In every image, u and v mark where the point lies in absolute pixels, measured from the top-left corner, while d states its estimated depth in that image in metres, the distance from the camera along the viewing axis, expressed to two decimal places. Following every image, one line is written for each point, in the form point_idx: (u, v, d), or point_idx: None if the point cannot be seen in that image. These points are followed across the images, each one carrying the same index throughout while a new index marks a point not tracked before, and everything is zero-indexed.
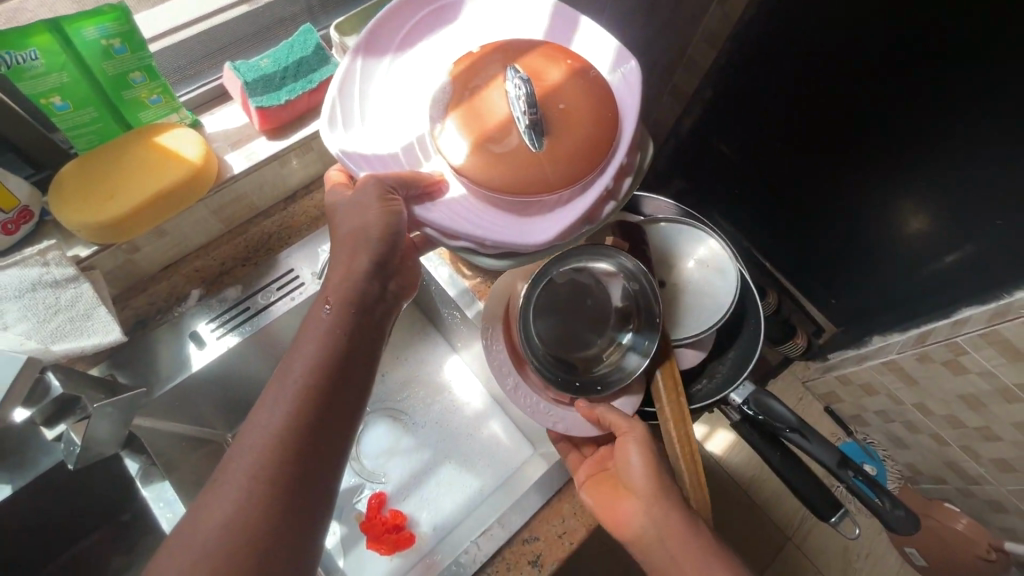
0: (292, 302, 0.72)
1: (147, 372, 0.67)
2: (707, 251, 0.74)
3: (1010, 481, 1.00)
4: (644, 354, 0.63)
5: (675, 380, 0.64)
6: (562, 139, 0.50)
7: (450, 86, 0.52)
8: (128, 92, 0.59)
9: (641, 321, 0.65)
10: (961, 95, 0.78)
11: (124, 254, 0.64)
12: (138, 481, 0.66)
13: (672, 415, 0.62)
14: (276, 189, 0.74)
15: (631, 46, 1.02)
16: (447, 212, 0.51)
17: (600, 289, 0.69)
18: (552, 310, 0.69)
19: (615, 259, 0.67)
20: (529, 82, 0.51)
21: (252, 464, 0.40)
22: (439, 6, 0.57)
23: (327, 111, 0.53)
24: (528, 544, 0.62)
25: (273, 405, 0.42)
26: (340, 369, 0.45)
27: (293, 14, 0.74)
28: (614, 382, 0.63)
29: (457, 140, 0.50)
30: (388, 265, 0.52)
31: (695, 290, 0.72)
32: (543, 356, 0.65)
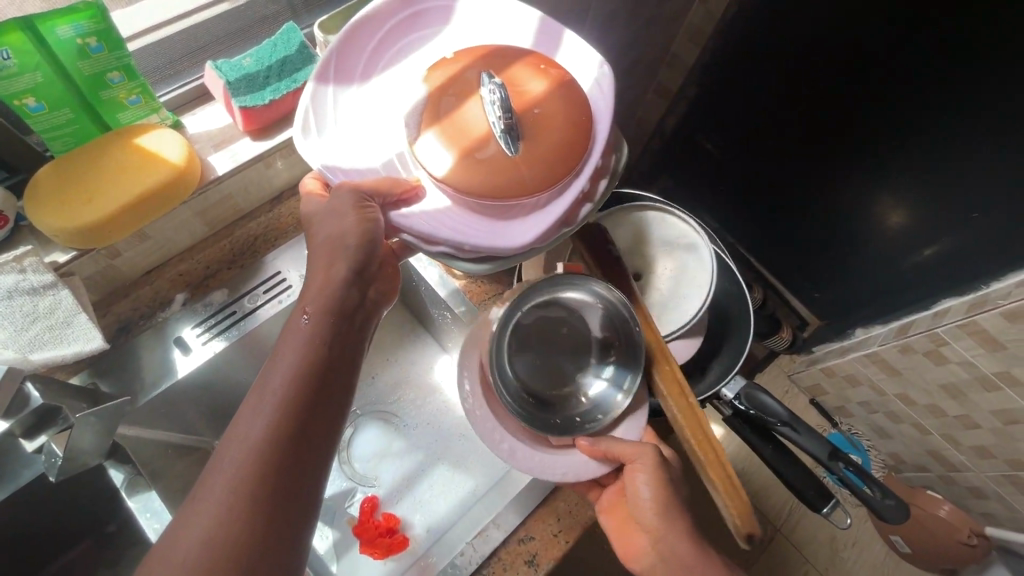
0: (279, 305, 0.71)
1: (132, 379, 0.65)
2: (674, 234, 0.75)
3: (987, 466, 1.02)
4: (626, 390, 0.63)
5: (681, 382, 0.62)
6: (538, 144, 0.49)
7: (428, 93, 0.51)
8: (106, 92, 0.57)
9: (621, 354, 0.64)
10: (939, 89, 0.79)
11: (105, 259, 0.62)
12: (124, 493, 0.65)
13: (690, 424, 0.61)
14: (261, 191, 0.73)
15: (616, 44, 1.03)
16: (425, 219, 0.51)
17: (574, 320, 0.68)
18: (529, 342, 0.68)
19: (591, 289, 0.65)
20: (504, 87, 0.50)
21: (236, 476, 0.39)
22: (414, 10, 0.56)
23: (299, 119, 0.52)
24: (524, 544, 0.62)
25: (253, 417, 0.41)
26: (326, 372, 0.45)
27: (275, 12, 0.73)
28: (599, 418, 0.62)
29: (433, 148, 0.49)
30: (369, 269, 0.52)
31: (680, 274, 0.73)
32: (524, 398, 0.64)
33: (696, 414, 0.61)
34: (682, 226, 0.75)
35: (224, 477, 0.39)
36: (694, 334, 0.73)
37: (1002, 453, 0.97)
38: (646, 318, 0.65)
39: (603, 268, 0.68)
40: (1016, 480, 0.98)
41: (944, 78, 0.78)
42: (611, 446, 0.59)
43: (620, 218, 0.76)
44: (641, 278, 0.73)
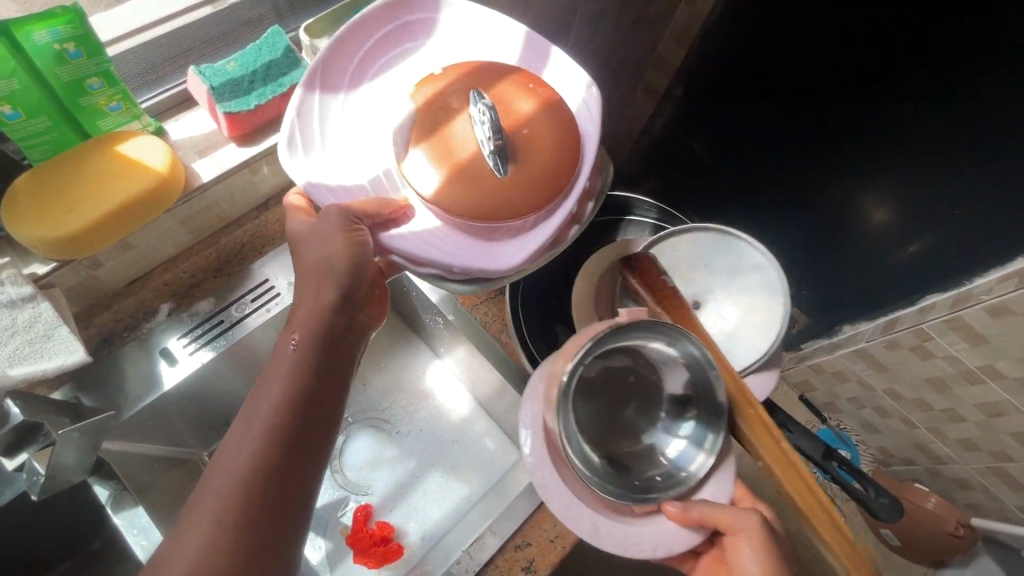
0: (268, 313, 0.70)
1: (115, 393, 0.63)
2: (734, 259, 0.76)
3: (973, 459, 1.03)
4: (709, 450, 0.53)
5: (769, 428, 0.55)
6: (528, 165, 0.50)
7: (415, 110, 0.51)
8: (85, 98, 0.56)
9: (701, 409, 0.55)
10: (919, 88, 0.81)
11: (86, 270, 0.60)
12: (109, 509, 0.62)
13: (785, 474, 0.54)
14: (247, 198, 0.71)
15: (603, 45, 1.03)
16: (413, 240, 0.50)
17: (644, 367, 0.59)
18: (591, 393, 0.59)
19: (668, 337, 0.54)
20: (494, 108, 0.50)
21: (219, 505, 0.40)
22: (401, 24, 0.56)
23: (284, 133, 0.51)
24: (521, 550, 0.62)
25: (237, 447, 0.42)
26: (313, 394, 0.45)
27: (260, 16, 0.71)
28: (682, 481, 0.53)
29: (422, 168, 0.49)
30: (357, 291, 0.50)
31: (745, 299, 0.75)
32: (599, 464, 0.54)
33: (790, 459, 0.54)
34: (744, 249, 0.76)
35: (211, 499, 0.40)
36: (773, 361, 0.74)
37: (986, 445, 0.98)
38: (722, 363, 0.58)
39: (668, 310, 0.62)
40: (1000, 471, 0.99)
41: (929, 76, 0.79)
42: (705, 512, 0.51)
43: (676, 244, 0.77)
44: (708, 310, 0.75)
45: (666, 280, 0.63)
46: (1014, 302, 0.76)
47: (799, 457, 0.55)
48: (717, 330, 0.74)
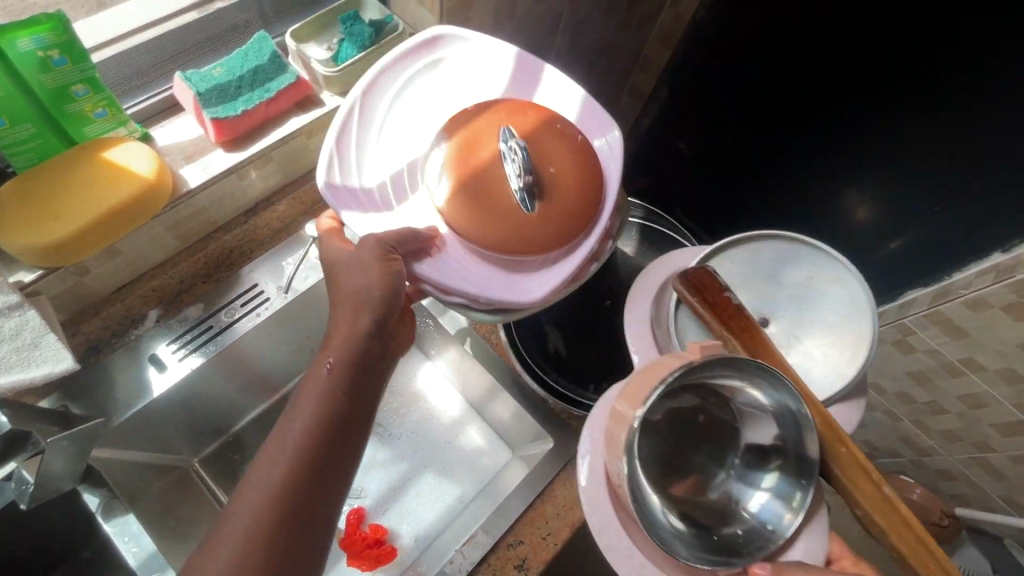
0: (257, 318, 0.70)
1: (104, 401, 0.64)
2: (807, 268, 0.58)
3: (957, 451, 1.05)
4: (796, 508, 0.46)
5: (869, 473, 0.48)
6: (555, 203, 0.53)
7: (450, 145, 0.54)
8: (70, 105, 0.56)
9: (788, 459, 0.47)
10: (894, 90, 0.83)
11: (73, 277, 0.60)
12: (99, 517, 0.61)
13: (895, 528, 0.48)
14: (236, 203, 0.70)
15: (589, 47, 1.04)
16: (443, 270, 0.52)
17: (716, 407, 0.49)
18: (654, 438, 0.48)
19: (751, 377, 0.46)
20: (525, 147, 0.53)
21: (248, 525, 0.41)
22: (433, 59, 0.60)
23: (324, 162, 0.54)
24: (514, 548, 0.62)
25: (270, 467, 0.43)
26: (343, 415, 0.47)
27: (246, 21, 0.71)
28: (767, 541, 0.46)
29: (455, 202, 0.53)
30: (390, 320, 0.53)
31: (827, 322, 0.57)
32: (674, 522, 0.46)
33: (895, 507, 0.48)
34: (820, 255, 0.58)
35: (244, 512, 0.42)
36: (859, 395, 0.56)
37: (969, 437, 0.99)
38: (809, 397, 0.49)
39: (736, 333, 0.52)
40: (984, 462, 1.00)
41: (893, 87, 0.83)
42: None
43: (733, 249, 0.59)
44: (774, 331, 0.58)
45: (729, 297, 0.52)
46: (992, 296, 0.78)
47: (904, 507, 0.48)
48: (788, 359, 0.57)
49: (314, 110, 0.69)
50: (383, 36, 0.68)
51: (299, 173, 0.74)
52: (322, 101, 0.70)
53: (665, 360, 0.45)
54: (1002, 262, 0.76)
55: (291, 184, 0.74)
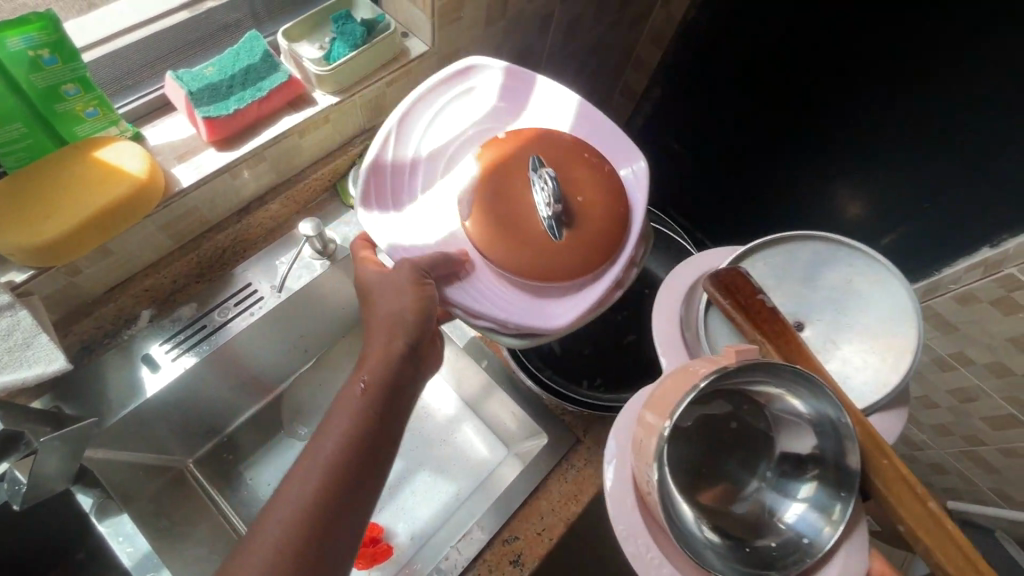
0: (251, 317, 0.70)
1: (97, 401, 0.63)
2: (846, 270, 0.56)
3: (948, 445, 1.05)
4: (836, 520, 0.44)
5: (910, 484, 0.45)
6: (581, 231, 0.56)
7: (481, 172, 0.57)
8: (61, 105, 0.55)
9: (827, 469, 0.46)
10: (882, 86, 0.84)
11: (64, 277, 0.60)
12: (93, 518, 0.61)
13: (944, 549, 0.43)
14: (228, 202, 0.70)
15: (581, 46, 1.05)
16: (474, 296, 0.55)
17: (749, 413, 0.48)
18: (685, 444, 0.48)
19: (791, 384, 0.45)
20: (555, 177, 0.56)
21: (278, 538, 0.43)
22: (467, 86, 0.64)
23: (361, 184, 0.58)
24: (509, 544, 0.63)
25: (303, 482, 0.45)
26: (376, 439, 0.48)
27: (237, 20, 0.72)
28: (805, 554, 0.44)
29: (484, 228, 0.55)
30: (423, 343, 0.54)
31: (868, 327, 0.54)
32: (708, 535, 0.45)
33: (941, 523, 0.44)
34: (858, 256, 0.55)
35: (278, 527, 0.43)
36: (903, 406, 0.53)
37: (960, 430, 1.00)
38: (848, 403, 0.47)
39: (768, 337, 0.49)
40: (975, 456, 1.01)
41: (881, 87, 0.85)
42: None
43: (765, 250, 0.57)
44: (810, 335, 0.56)
45: (762, 299, 0.50)
46: (982, 291, 0.80)
47: (950, 523, 0.44)
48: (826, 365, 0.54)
49: (306, 109, 0.69)
50: (374, 35, 0.68)
51: (291, 171, 0.74)
52: (315, 100, 0.69)
53: (698, 364, 0.44)
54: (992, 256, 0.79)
55: (284, 184, 0.74)
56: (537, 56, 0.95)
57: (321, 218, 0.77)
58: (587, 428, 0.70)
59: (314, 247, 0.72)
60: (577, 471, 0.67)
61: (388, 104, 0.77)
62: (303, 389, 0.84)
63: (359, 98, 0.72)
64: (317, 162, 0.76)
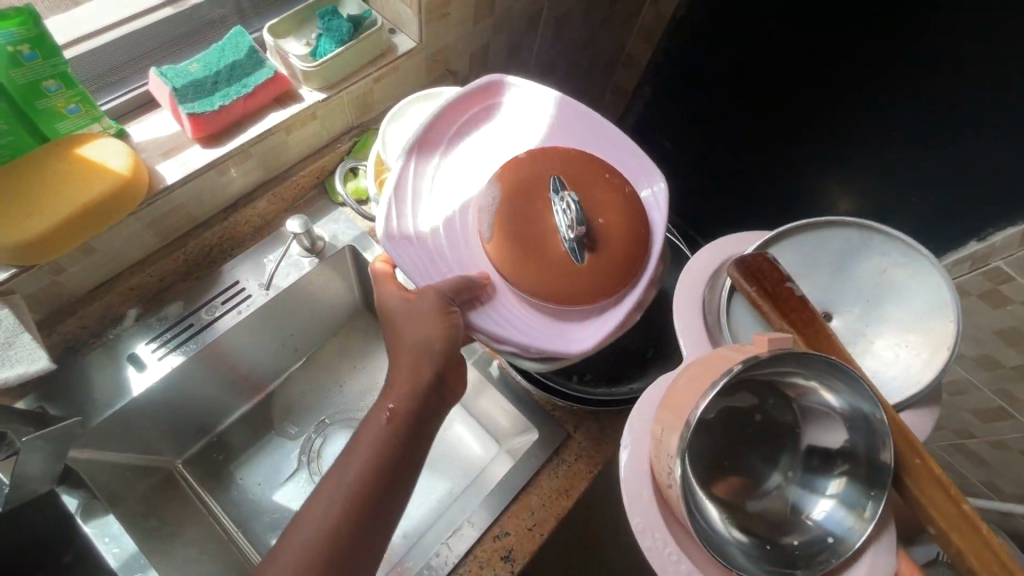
0: (239, 315, 0.70)
1: (83, 401, 0.63)
2: (881, 260, 0.55)
3: (937, 438, 1.04)
4: (866, 518, 0.44)
5: (941, 482, 0.44)
6: (602, 254, 0.55)
7: (501, 195, 0.56)
8: (42, 101, 0.55)
9: (858, 465, 0.46)
10: (866, 81, 0.85)
11: (48, 276, 0.59)
12: (78, 519, 0.60)
13: (973, 550, 0.43)
14: (216, 199, 0.69)
15: (570, 43, 1.05)
16: (497, 321, 0.55)
17: (775, 406, 0.48)
18: (707, 435, 0.47)
19: (823, 377, 0.45)
20: (578, 201, 0.55)
21: (295, 559, 0.45)
22: (484, 108, 0.64)
23: (382, 209, 0.57)
24: (500, 540, 0.62)
25: (324, 505, 0.47)
26: (392, 467, 0.49)
27: (222, 16, 0.71)
28: (831, 553, 0.44)
29: (505, 252, 0.55)
30: (449, 374, 0.54)
31: (901, 318, 0.53)
32: (733, 533, 0.45)
33: (971, 524, 0.44)
34: (896, 246, 0.54)
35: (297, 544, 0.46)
36: (932, 403, 0.52)
37: (950, 424, 0.99)
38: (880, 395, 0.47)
39: (797, 327, 0.49)
40: (965, 449, 1.00)
41: (868, 82, 0.85)
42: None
43: (796, 237, 0.56)
44: (838, 326, 0.55)
45: (790, 287, 0.50)
46: (970, 285, 0.81)
47: (982, 525, 0.44)
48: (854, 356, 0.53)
49: (292, 105, 0.68)
50: (361, 31, 0.68)
51: (278, 168, 0.73)
52: (301, 96, 0.69)
53: (724, 354, 0.44)
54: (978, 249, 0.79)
55: (272, 181, 0.74)
56: (526, 53, 0.95)
57: (309, 216, 0.77)
58: (577, 423, 0.70)
59: (302, 244, 0.72)
60: (568, 466, 0.67)
61: (376, 101, 0.76)
62: (293, 388, 0.84)
63: (346, 95, 0.71)
64: (304, 159, 0.75)
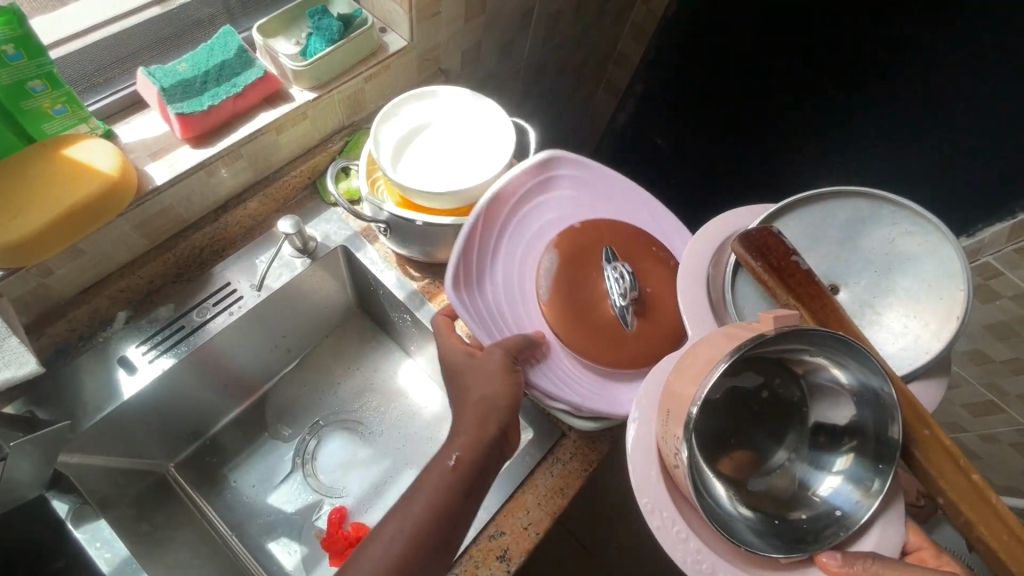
0: (229, 317, 0.70)
1: (73, 406, 0.62)
2: (888, 231, 0.55)
3: None
4: (873, 492, 0.45)
5: (950, 454, 0.45)
6: (652, 322, 0.59)
7: (558, 261, 0.60)
8: (28, 102, 0.54)
9: (866, 441, 0.47)
10: (855, 76, 0.86)
11: (35, 278, 0.59)
12: (69, 523, 0.58)
13: (982, 519, 0.44)
14: (206, 201, 0.69)
15: (563, 40, 1.05)
16: (554, 379, 0.58)
17: (782, 384, 0.49)
18: (714, 415, 0.48)
19: (831, 353, 0.46)
20: (630, 271, 0.59)
21: None
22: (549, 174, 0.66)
23: (452, 269, 0.59)
24: (495, 539, 0.62)
25: (389, 538, 0.51)
26: (451, 509, 0.52)
27: (210, 16, 0.71)
28: (839, 527, 0.46)
29: (564, 317, 0.59)
30: (512, 426, 0.56)
31: (912, 289, 0.53)
32: (741, 509, 0.46)
33: (981, 494, 0.44)
34: (903, 216, 0.54)
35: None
36: (943, 374, 0.51)
37: (942, 419, 1.00)
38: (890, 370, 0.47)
39: (804, 301, 0.49)
40: (957, 442, 1.01)
41: (859, 79, 0.85)
42: (872, 572, 0.43)
43: (801, 210, 0.56)
44: (845, 298, 0.54)
45: (796, 261, 0.50)
46: None
47: (992, 494, 0.45)
48: (862, 328, 0.53)
49: (282, 105, 0.68)
50: (351, 30, 0.68)
51: (267, 168, 0.73)
52: (292, 96, 0.69)
53: (731, 335, 0.44)
54: (965, 247, 0.80)
55: (261, 182, 0.73)
56: (517, 52, 0.95)
57: (301, 216, 0.76)
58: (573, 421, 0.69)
59: (293, 245, 0.72)
60: (563, 465, 0.67)
61: (367, 100, 0.76)
62: (287, 389, 0.83)
63: (337, 94, 0.71)
64: (297, 159, 0.75)
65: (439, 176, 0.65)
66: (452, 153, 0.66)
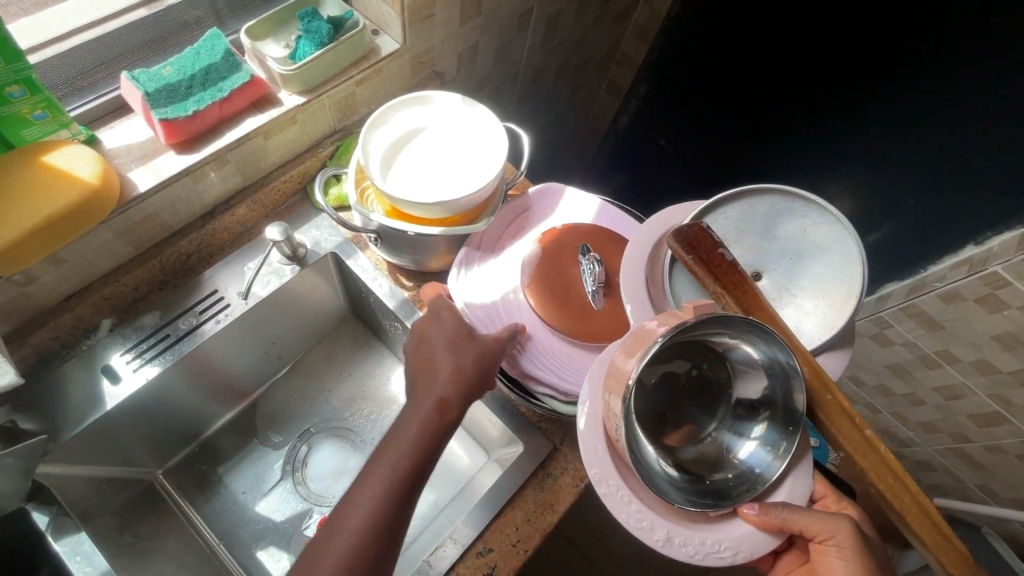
0: (217, 325, 0.69)
1: (56, 416, 0.61)
2: (800, 223, 0.57)
3: (936, 440, 1.01)
4: (782, 453, 0.47)
5: (849, 415, 0.47)
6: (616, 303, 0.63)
7: (538, 253, 0.65)
8: (5, 107, 0.53)
9: (776, 410, 0.47)
10: (858, 80, 0.83)
11: (16, 287, 0.58)
12: (49, 537, 0.58)
13: (873, 467, 0.47)
14: (191, 207, 0.67)
15: (563, 41, 1.02)
16: (532, 353, 0.62)
17: (709, 366, 0.50)
18: (647, 395, 0.50)
19: (745, 335, 0.46)
20: (599, 262, 0.64)
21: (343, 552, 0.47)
22: (545, 192, 0.72)
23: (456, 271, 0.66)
24: (482, 557, 0.61)
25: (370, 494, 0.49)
26: (414, 480, 0.51)
27: (197, 18, 0.70)
28: (755, 483, 0.47)
29: (542, 297, 0.63)
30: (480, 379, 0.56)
31: (820, 276, 0.56)
32: (667, 470, 0.47)
33: (873, 446, 0.47)
34: (813, 210, 0.57)
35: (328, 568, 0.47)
36: (845, 345, 0.55)
37: (947, 429, 0.98)
38: (795, 344, 0.48)
39: (729, 290, 0.50)
40: (961, 452, 0.99)
41: (863, 83, 0.83)
42: (783, 517, 0.46)
43: (727, 206, 0.58)
44: (766, 285, 0.57)
45: (722, 253, 0.51)
46: (966, 289, 0.77)
47: (880, 443, 0.47)
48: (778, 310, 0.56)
49: (270, 109, 0.66)
50: (342, 32, 0.66)
51: (257, 174, 0.72)
52: (280, 100, 0.67)
53: (659, 321, 0.45)
54: (975, 254, 0.76)
55: (250, 188, 0.72)
56: (516, 52, 0.93)
57: (291, 222, 0.75)
58: (564, 435, 0.68)
59: (282, 251, 0.71)
60: (554, 480, 0.65)
61: (359, 104, 0.74)
62: (278, 395, 0.82)
63: (327, 99, 0.69)
64: (285, 165, 0.73)
65: (428, 185, 0.63)
66: (443, 160, 0.65)
